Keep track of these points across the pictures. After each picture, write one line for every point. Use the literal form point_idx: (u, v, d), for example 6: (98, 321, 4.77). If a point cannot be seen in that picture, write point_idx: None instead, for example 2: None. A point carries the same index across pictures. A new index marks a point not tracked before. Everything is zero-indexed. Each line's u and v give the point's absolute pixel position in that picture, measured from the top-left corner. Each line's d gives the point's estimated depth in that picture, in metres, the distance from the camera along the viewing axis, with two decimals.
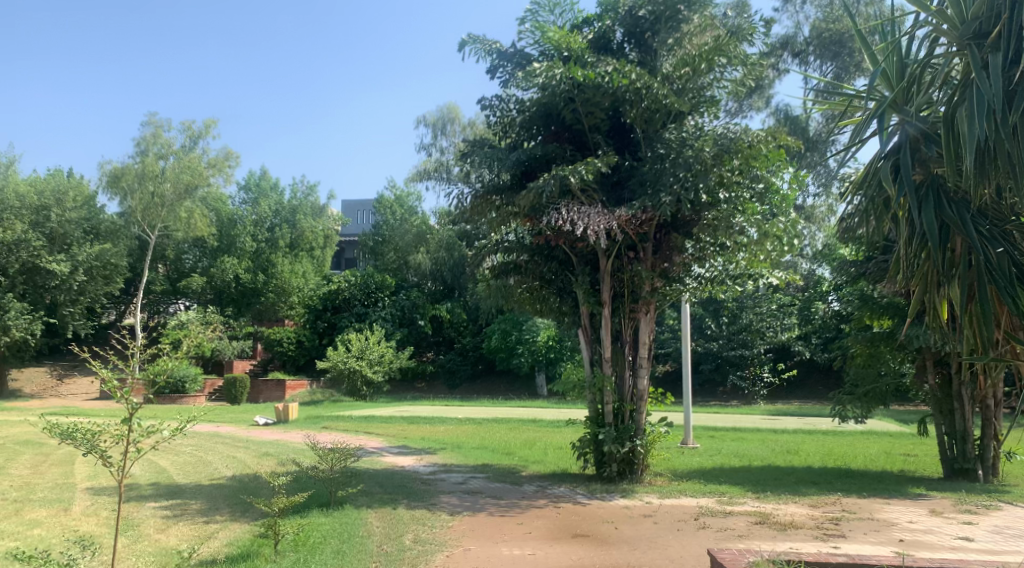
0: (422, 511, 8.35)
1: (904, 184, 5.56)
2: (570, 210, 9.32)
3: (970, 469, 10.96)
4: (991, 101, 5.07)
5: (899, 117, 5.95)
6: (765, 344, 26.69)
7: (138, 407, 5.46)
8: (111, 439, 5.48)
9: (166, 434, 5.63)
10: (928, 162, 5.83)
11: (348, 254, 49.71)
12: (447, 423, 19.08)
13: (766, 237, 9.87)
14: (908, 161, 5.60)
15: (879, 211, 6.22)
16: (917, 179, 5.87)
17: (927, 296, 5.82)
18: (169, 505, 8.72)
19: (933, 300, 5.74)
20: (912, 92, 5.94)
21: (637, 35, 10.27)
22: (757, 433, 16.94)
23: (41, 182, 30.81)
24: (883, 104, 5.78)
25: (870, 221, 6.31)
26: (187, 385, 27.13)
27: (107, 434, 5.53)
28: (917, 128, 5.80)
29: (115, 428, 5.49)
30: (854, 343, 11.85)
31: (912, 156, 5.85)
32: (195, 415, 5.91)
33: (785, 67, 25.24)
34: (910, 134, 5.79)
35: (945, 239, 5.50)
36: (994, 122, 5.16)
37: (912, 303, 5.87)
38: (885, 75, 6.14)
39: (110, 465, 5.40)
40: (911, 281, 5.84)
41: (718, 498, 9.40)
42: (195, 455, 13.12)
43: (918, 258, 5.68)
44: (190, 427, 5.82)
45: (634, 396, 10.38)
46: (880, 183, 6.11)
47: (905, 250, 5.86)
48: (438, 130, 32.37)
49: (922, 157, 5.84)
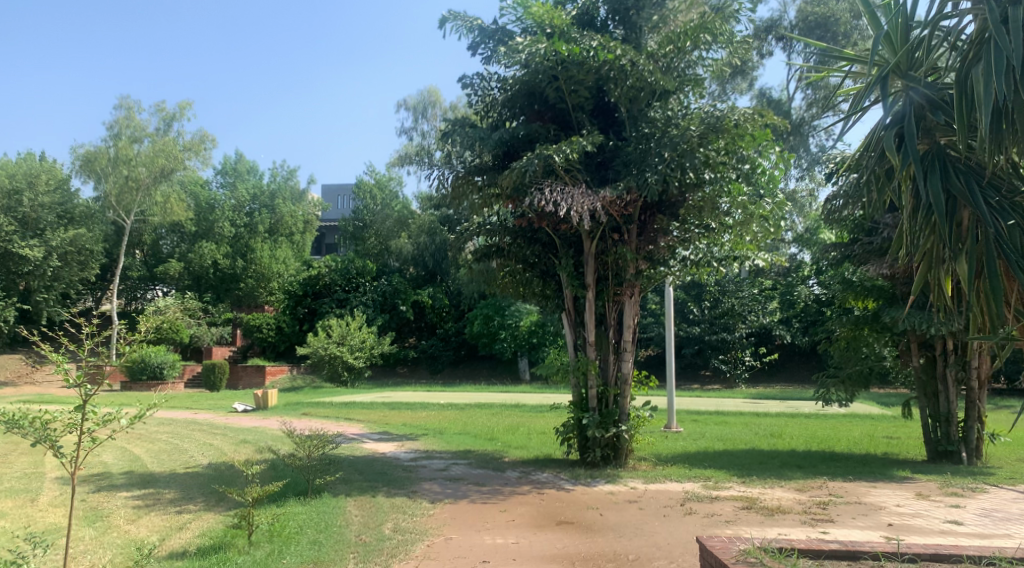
0: (402, 498, 8.12)
1: (910, 153, 5.41)
2: (553, 190, 9.06)
3: (953, 451, 10.92)
4: (1010, 55, 4.91)
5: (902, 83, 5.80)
6: (747, 328, 26.91)
7: (94, 392, 5.16)
8: (64, 429, 5.18)
9: (125, 422, 5.33)
10: (934, 130, 5.64)
11: (329, 239, 49.20)
12: (428, 408, 18.87)
13: (751, 218, 9.75)
14: (913, 130, 5.45)
15: (880, 181, 6.10)
16: (921, 148, 5.67)
17: (931, 272, 5.61)
18: (141, 495, 8.43)
19: (937, 276, 5.54)
20: (917, 57, 5.80)
21: (621, 12, 9.97)
22: (741, 417, 16.89)
23: (11, 167, 30.17)
24: (885, 70, 5.67)
25: (871, 193, 6.18)
26: (166, 371, 26.71)
27: (61, 422, 5.22)
28: (922, 95, 5.70)
29: (68, 416, 5.19)
30: (837, 327, 11.67)
31: (918, 123, 5.69)
32: (156, 402, 5.60)
33: (769, 50, 25.29)
34: (915, 101, 5.68)
35: (952, 211, 5.38)
36: (1015, 80, 4.96)
37: (915, 281, 5.66)
38: (887, 38, 5.95)
39: (64, 457, 5.11)
40: (912, 258, 5.63)
41: (704, 483, 9.28)
42: (169, 443, 12.80)
43: (922, 232, 5.49)
44: (151, 415, 5.52)
45: (619, 380, 10.23)
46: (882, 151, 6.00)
47: (910, 222, 5.70)
48: (418, 114, 31.97)
49: (928, 125, 5.67)
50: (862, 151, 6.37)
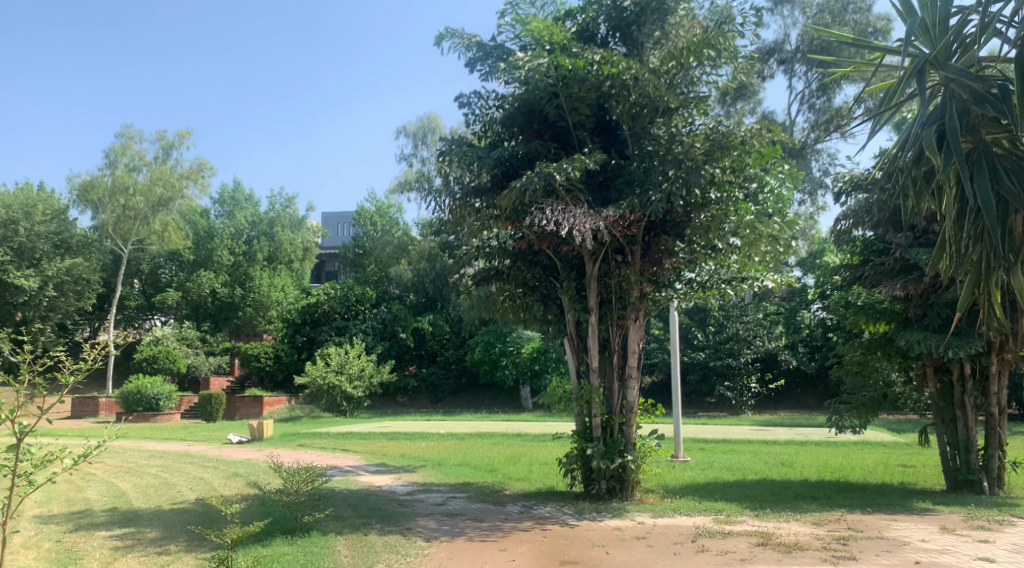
0: (395, 537, 7.65)
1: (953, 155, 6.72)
2: (555, 210, 8.69)
3: (975, 480, 10.32)
4: None
5: (939, 74, 7.41)
6: (753, 354, 26.33)
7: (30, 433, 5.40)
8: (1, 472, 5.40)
9: (66, 464, 5.61)
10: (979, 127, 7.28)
11: (329, 267, 49.02)
12: (427, 439, 18.36)
13: (759, 239, 9.31)
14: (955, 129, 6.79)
15: (920, 186, 7.61)
16: (969, 145, 7.35)
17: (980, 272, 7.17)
18: (121, 534, 7.97)
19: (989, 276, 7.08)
20: (951, 50, 7.40)
21: (622, 29, 9.73)
22: (749, 445, 16.39)
23: (10, 196, 30.05)
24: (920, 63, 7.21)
25: (913, 196, 7.65)
26: (162, 402, 26.20)
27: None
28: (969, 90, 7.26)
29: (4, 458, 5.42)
30: (846, 351, 11.22)
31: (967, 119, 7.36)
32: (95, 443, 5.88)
33: (770, 74, 25.72)
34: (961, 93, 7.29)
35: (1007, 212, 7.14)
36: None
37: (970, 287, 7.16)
38: (925, 30, 7.53)
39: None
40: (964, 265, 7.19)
41: (714, 517, 8.78)
42: (157, 478, 12.29)
43: (971, 245, 7.15)
44: (90, 457, 5.81)
45: (624, 408, 9.78)
46: (921, 149, 7.46)
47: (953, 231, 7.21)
48: (418, 140, 31.87)
49: (974, 121, 7.35)
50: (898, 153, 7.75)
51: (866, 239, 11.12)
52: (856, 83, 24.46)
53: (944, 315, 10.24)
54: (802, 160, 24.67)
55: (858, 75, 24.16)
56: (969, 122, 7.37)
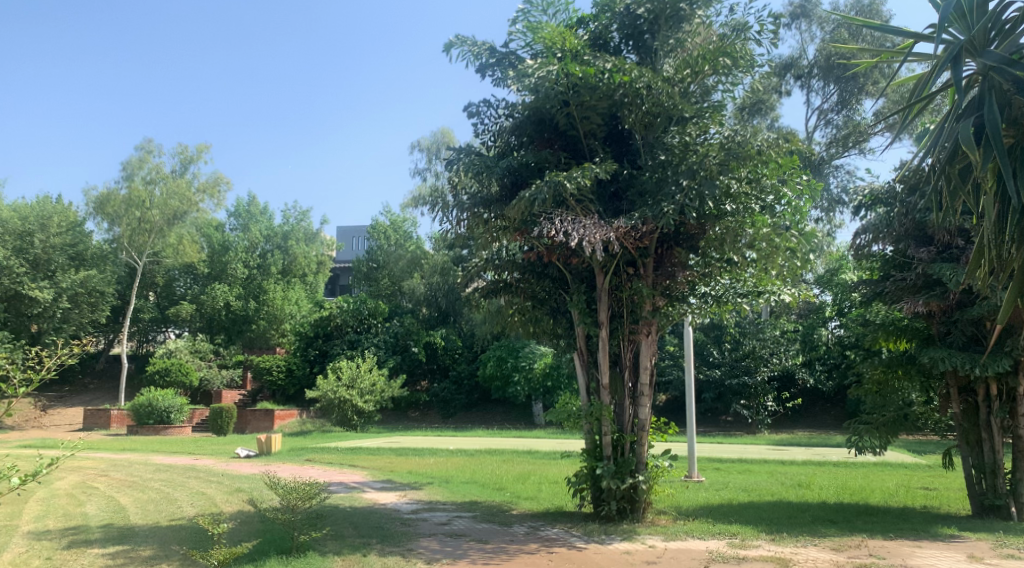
0: (395, 558, 7.36)
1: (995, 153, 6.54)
2: (564, 220, 8.42)
3: (1002, 506, 9.79)
4: None
5: (979, 61, 7.17)
6: (769, 372, 25.72)
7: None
8: None
9: (25, 482, 5.37)
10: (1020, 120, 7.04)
11: (343, 281, 49.11)
12: (437, 455, 18.04)
13: (776, 251, 8.90)
14: (995, 124, 6.63)
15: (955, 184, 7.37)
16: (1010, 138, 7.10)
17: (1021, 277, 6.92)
18: (114, 551, 7.72)
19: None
20: (987, 39, 7.20)
21: (636, 37, 9.50)
22: (765, 465, 15.96)
23: (28, 207, 30.32)
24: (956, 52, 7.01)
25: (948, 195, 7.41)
26: (173, 416, 26.05)
27: None
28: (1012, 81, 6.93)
29: None
30: (867, 369, 10.82)
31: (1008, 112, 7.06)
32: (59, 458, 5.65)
33: (788, 88, 25.44)
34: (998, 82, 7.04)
35: None
36: None
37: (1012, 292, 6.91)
38: (960, 17, 7.28)
39: None
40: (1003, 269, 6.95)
41: (729, 541, 8.41)
42: (159, 492, 12.05)
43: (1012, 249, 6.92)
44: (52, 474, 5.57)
45: (635, 426, 9.45)
46: (957, 143, 7.22)
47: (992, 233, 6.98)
48: (432, 154, 31.84)
49: (1014, 115, 7.06)
50: (931, 148, 7.52)
51: (886, 255, 10.73)
52: (875, 98, 24.13)
53: (969, 332, 9.87)
54: (820, 175, 24.31)
55: (876, 90, 23.88)
56: (1011, 115, 7.06)
